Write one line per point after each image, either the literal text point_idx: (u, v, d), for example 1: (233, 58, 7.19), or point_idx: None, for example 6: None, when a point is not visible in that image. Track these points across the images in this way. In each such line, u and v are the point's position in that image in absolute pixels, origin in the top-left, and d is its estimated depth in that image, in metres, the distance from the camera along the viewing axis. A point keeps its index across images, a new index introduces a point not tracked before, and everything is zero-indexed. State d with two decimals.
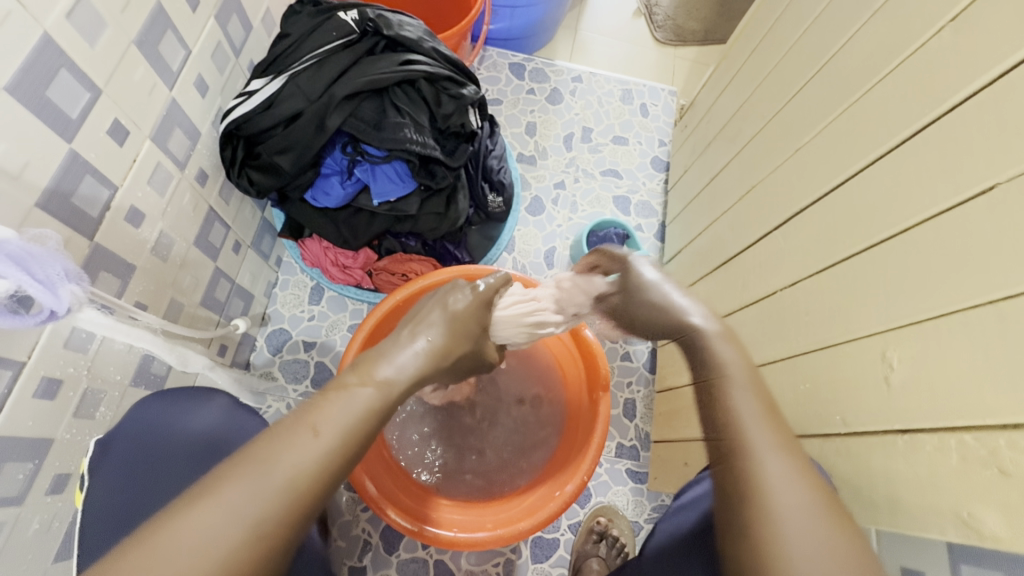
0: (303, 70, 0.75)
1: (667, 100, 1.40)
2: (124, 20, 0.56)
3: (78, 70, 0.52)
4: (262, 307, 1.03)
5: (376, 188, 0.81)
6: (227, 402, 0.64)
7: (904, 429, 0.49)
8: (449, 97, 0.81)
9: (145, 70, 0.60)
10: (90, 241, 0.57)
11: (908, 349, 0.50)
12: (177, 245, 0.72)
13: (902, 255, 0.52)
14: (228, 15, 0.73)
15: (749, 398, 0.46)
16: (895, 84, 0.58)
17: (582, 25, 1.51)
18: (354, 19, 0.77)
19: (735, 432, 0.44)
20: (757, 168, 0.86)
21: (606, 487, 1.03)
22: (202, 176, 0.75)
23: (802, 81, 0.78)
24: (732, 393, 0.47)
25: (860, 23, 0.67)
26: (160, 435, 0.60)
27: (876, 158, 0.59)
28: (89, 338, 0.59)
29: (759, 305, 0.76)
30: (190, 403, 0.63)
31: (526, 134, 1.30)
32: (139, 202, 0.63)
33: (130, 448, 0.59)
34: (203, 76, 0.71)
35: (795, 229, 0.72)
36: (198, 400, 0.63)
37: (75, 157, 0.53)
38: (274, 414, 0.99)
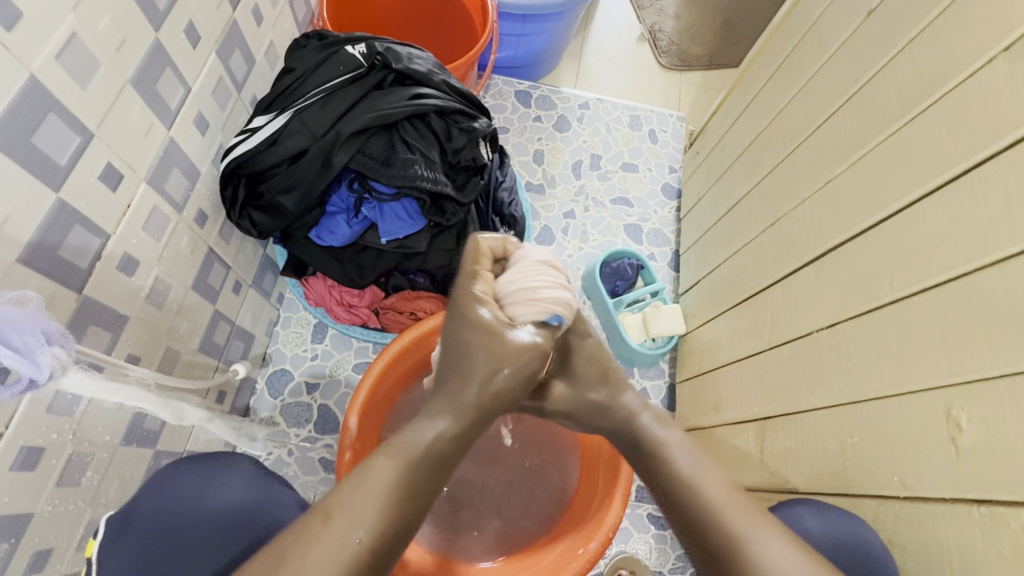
0: (308, 107, 0.72)
1: (676, 126, 1.37)
2: (119, 59, 0.52)
3: (69, 114, 0.48)
4: (263, 347, 0.99)
5: (384, 227, 0.77)
6: (247, 470, 0.59)
7: (980, 498, 0.44)
8: (460, 130, 0.78)
9: (141, 109, 0.57)
10: (78, 294, 0.53)
11: (980, 407, 0.45)
12: (174, 290, 0.68)
13: (966, 302, 0.48)
14: (231, 50, 0.70)
15: (714, 481, 0.48)
16: (943, 116, 0.55)
17: (588, 52, 1.50)
18: (362, 52, 0.75)
19: (716, 521, 0.45)
20: (782, 198, 0.83)
21: (628, 534, 0.96)
22: (201, 217, 0.71)
23: (830, 109, 0.75)
24: (698, 479, 0.48)
25: (895, 51, 0.65)
26: (183, 512, 0.55)
27: (925, 194, 0.56)
28: (76, 399, 0.54)
29: (794, 345, 0.72)
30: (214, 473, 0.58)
31: (533, 162, 1.27)
32: (133, 249, 0.59)
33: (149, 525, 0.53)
34: (203, 113, 0.67)
35: (830, 265, 0.68)
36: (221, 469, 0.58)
37: (63, 206, 0.49)
38: (274, 463, 0.93)
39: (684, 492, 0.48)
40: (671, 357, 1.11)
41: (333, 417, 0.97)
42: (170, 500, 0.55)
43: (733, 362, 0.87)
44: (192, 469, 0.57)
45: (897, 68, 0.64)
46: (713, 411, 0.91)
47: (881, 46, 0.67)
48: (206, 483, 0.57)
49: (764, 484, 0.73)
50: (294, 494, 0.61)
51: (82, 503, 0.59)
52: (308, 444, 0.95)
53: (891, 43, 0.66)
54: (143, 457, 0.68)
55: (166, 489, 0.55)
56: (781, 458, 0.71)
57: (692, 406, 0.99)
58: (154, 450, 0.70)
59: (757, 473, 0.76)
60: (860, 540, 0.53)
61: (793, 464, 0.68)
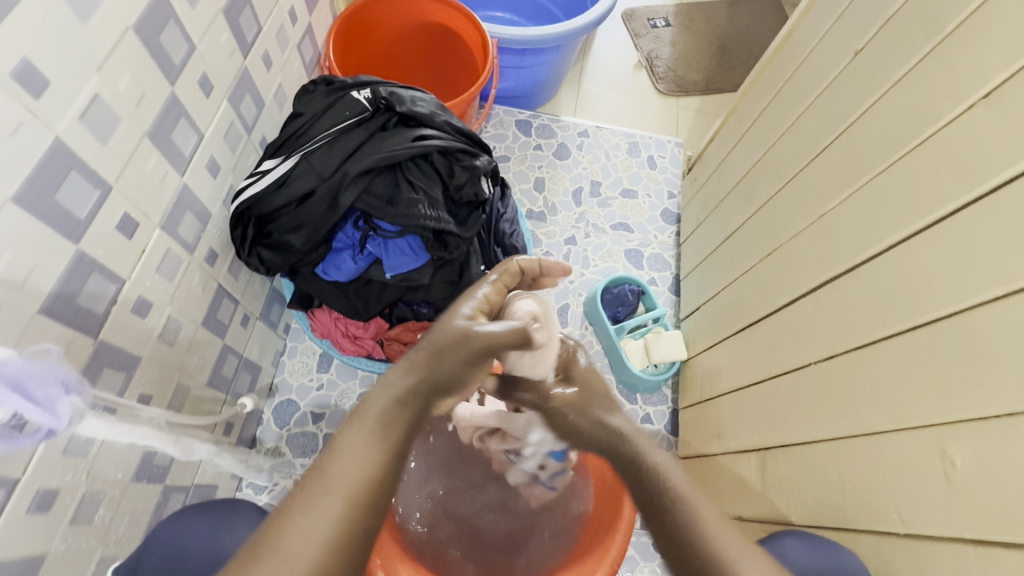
0: (315, 149, 0.74)
1: (674, 151, 1.40)
2: (137, 114, 0.55)
3: (90, 170, 0.51)
4: (270, 378, 1.00)
5: (389, 262, 0.79)
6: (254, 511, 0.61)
7: (975, 537, 0.45)
8: (462, 168, 0.80)
9: (157, 159, 0.59)
10: (95, 339, 0.54)
11: (973, 447, 0.46)
12: (185, 328, 0.70)
13: (957, 340, 0.50)
14: (242, 96, 0.73)
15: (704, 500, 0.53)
16: (928, 157, 0.57)
17: (586, 80, 1.53)
18: (367, 96, 0.78)
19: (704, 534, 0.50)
20: (777, 229, 0.85)
21: (633, 562, 0.96)
22: (212, 256, 0.73)
23: (821, 144, 0.77)
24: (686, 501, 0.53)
25: (882, 90, 0.67)
26: (198, 551, 0.56)
27: (915, 230, 0.57)
28: (90, 440, 0.56)
29: (792, 376, 0.73)
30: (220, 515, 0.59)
31: (534, 190, 1.30)
32: (147, 291, 0.61)
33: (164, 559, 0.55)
34: (215, 157, 0.70)
35: (826, 297, 0.69)
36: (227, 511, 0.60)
37: (82, 256, 0.51)
38: (281, 493, 0.94)
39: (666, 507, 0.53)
40: (673, 382, 1.12)
41: None
42: (183, 542, 0.56)
43: (734, 390, 0.88)
44: (203, 514, 0.59)
45: (883, 107, 0.66)
46: (715, 438, 0.91)
47: (869, 84, 0.69)
48: (217, 525, 0.58)
49: (766, 515, 0.74)
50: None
51: (94, 541, 0.60)
52: None
53: (877, 83, 0.68)
54: (153, 492, 0.70)
55: (179, 531, 0.57)
56: (781, 490, 0.71)
57: (695, 433, 1.00)
58: (163, 485, 0.71)
59: (759, 503, 0.76)
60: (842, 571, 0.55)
61: (793, 496, 0.69)
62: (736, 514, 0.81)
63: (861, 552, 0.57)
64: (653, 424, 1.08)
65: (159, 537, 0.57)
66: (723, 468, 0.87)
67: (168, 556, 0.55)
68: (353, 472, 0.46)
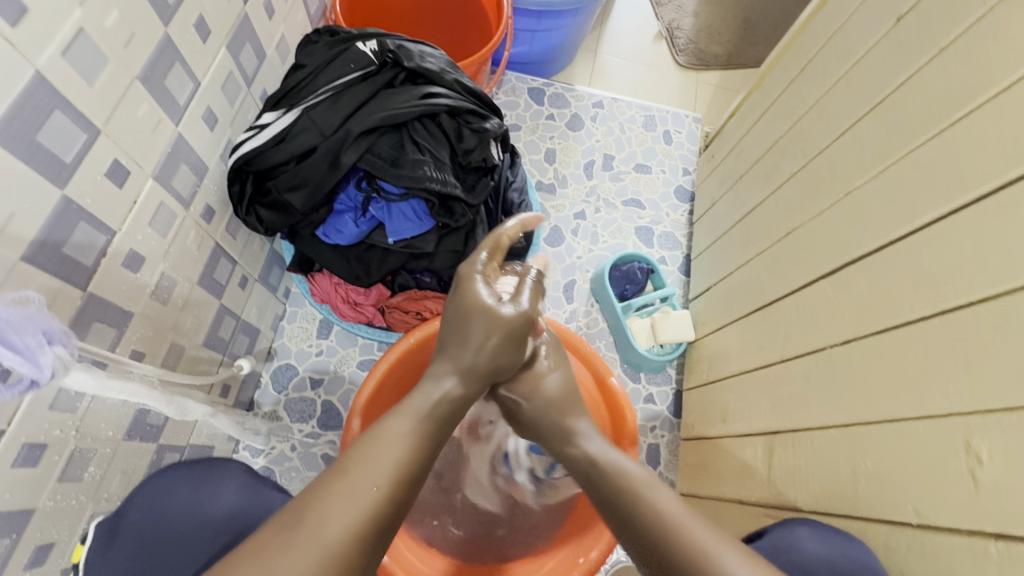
0: (317, 104, 0.71)
1: (691, 127, 1.35)
2: (127, 54, 0.52)
3: (75, 111, 0.48)
4: (268, 342, 0.98)
5: (391, 227, 0.76)
6: (243, 475, 0.60)
7: (997, 533, 0.43)
8: (471, 131, 0.76)
9: (149, 105, 0.56)
10: (83, 292, 0.52)
11: (999, 441, 0.44)
12: (180, 286, 0.68)
13: (988, 328, 0.47)
14: (241, 44, 0.69)
15: (665, 494, 0.51)
16: (970, 132, 0.54)
17: (603, 48, 1.47)
18: (374, 49, 0.73)
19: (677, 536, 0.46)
20: (798, 207, 0.81)
21: None
22: (208, 212, 0.71)
23: (852, 118, 0.73)
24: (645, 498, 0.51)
25: (925, 60, 0.63)
26: (176, 524, 0.54)
27: (955, 210, 0.53)
28: (78, 396, 0.54)
29: (805, 361, 0.70)
30: (208, 478, 0.58)
31: (544, 161, 1.25)
32: (139, 245, 0.59)
33: (145, 526, 0.54)
34: (212, 108, 0.66)
35: (848, 281, 0.66)
36: (214, 476, 0.58)
37: (68, 203, 0.49)
38: (277, 457, 0.93)
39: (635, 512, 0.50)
40: (678, 364, 1.10)
41: (338, 413, 0.97)
42: (165, 503, 0.55)
43: (743, 373, 0.86)
44: (188, 474, 0.58)
45: (926, 79, 0.62)
46: (719, 422, 0.90)
47: (911, 54, 0.65)
48: (205, 488, 0.57)
49: (768, 500, 0.72)
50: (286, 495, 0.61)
51: (85, 498, 0.60)
52: (311, 439, 0.94)
53: (920, 53, 0.64)
54: (147, 451, 0.69)
55: (160, 493, 0.56)
56: (787, 475, 0.70)
57: (698, 415, 0.98)
58: (157, 445, 0.70)
59: (762, 489, 0.74)
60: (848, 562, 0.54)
61: (800, 483, 0.67)
62: (737, 499, 0.79)
63: (871, 544, 0.55)
64: (655, 405, 1.06)
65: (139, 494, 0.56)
66: (728, 452, 0.85)
67: (145, 517, 0.54)
68: (383, 458, 0.44)
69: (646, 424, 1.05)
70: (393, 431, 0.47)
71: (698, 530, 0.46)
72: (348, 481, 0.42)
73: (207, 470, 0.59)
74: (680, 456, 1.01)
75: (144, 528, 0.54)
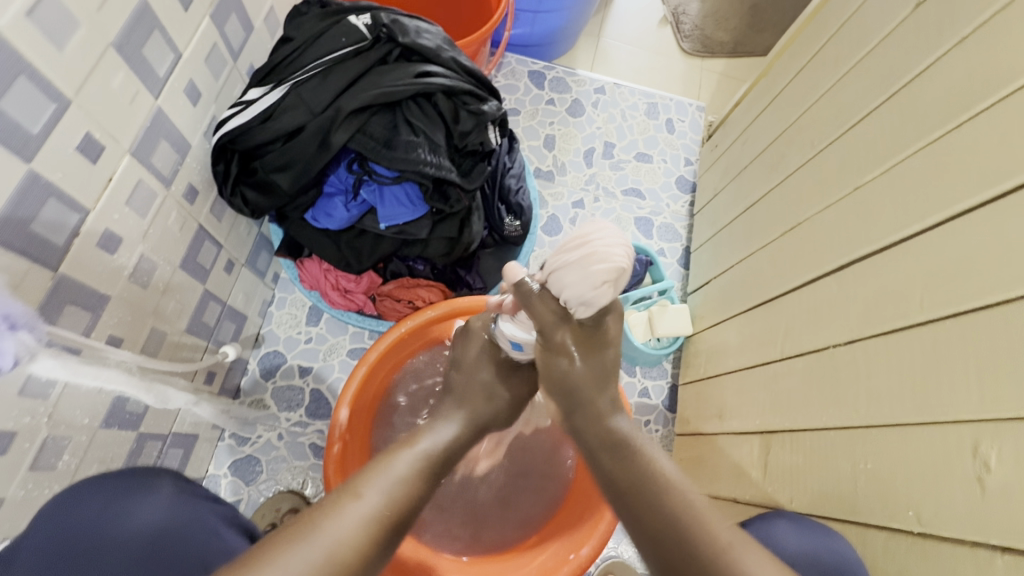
0: (306, 80, 0.68)
1: (694, 116, 1.31)
2: (101, 19, 0.48)
3: (42, 78, 0.44)
4: (256, 328, 0.96)
5: (383, 212, 0.73)
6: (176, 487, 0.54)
7: (1003, 544, 0.41)
8: (469, 113, 0.73)
9: (125, 76, 0.53)
10: (55, 273, 0.50)
11: (1010, 448, 0.42)
12: (161, 269, 0.65)
13: (999, 329, 0.45)
14: (227, 15, 0.65)
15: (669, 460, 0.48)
16: (990, 125, 0.51)
17: (606, 32, 1.43)
18: (367, 23, 0.70)
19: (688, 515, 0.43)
20: (804, 202, 0.79)
21: (620, 537, 0.94)
22: (191, 192, 0.67)
23: (865, 109, 0.70)
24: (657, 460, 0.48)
25: (943, 50, 0.60)
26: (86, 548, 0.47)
27: (971, 207, 0.51)
28: (51, 381, 0.52)
29: (807, 359, 0.69)
30: (131, 494, 0.51)
31: (544, 147, 1.22)
32: (116, 225, 0.56)
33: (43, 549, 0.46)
34: (195, 82, 0.63)
35: (855, 278, 0.64)
36: (140, 490, 0.52)
37: (36, 178, 0.46)
38: (264, 445, 0.91)
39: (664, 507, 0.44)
40: (675, 358, 1.08)
41: (326, 402, 0.95)
42: (72, 524, 0.48)
43: (741, 370, 0.84)
44: (111, 483, 0.51)
45: (942, 70, 0.59)
46: (716, 418, 0.88)
47: (929, 43, 0.62)
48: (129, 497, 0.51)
49: (764, 499, 0.71)
50: (221, 508, 0.56)
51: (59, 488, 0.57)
52: (299, 428, 0.92)
53: (939, 41, 0.61)
54: (126, 440, 0.66)
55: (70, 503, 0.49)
56: (785, 475, 0.68)
57: (694, 410, 0.96)
58: (137, 433, 0.68)
59: (758, 488, 0.73)
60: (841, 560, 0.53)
61: (796, 483, 0.66)
62: (732, 496, 0.78)
63: (870, 548, 0.54)
64: (650, 399, 1.04)
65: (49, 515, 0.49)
66: (723, 449, 0.84)
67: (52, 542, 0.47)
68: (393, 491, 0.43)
69: (640, 419, 1.03)
70: (404, 461, 0.46)
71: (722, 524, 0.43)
72: (354, 507, 0.41)
73: (134, 482, 0.52)
74: (674, 451, 0.99)
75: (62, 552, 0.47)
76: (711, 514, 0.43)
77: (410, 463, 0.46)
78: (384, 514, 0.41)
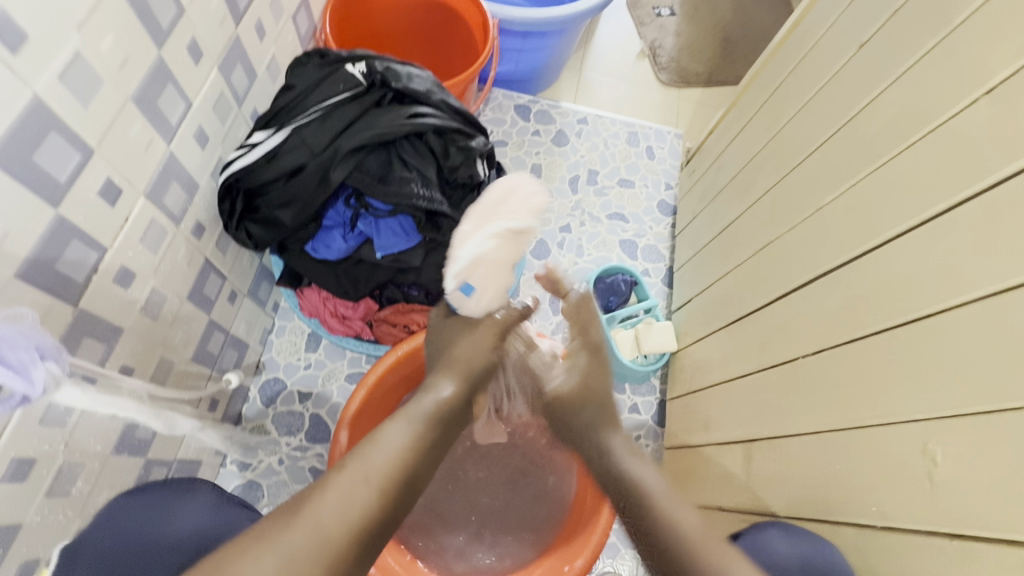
0: (307, 123, 0.73)
1: (673, 143, 1.39)
2: (122, 77, 0.53)
3: (70, 131, 0.49)
4: (256, 355, 0.99)
5: (379, 242, 0.78)
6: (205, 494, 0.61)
7: (954, 532, 0.45)
8: (458, 149, 0.78)
9: (142, 126, 0.58)
10: (74, 308, 0.53)
11: (955, 444, 0.46)
12: (170, 301, 0.69)
13: (943, 338, 0.50)
14: (233, 65, 0.71)
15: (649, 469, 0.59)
16: (928, 152, 0.57)
17: (587, 66, 1.51)
18: (362, 71, 0.76)
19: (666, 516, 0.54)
20: (772, 223, 0.84)
21: (614, 551, 0.96)
22: (198, 229, 0.72)
23: (821, 138, 0.76)
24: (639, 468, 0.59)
25: (886, 84, 0.66)
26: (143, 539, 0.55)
27: (912, 227, 0.57)
28: (69, 410, 0.55)
29: (780, 370, 0.73)
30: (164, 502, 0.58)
31: (531, 176, 1.28)
32: (130, 261, 0.60)
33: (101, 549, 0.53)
34: (203, 127, 0.68)
35: (819, 293, 0.69)
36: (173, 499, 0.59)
37: (62, 222, 0.50)
38: (265, 470, 0.93)
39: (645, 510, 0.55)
40: (662, 374, 1.12)
41: (325, 426, 0.97)
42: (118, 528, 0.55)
43: (722, 383, 0.88)
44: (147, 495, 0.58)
45: (885, 103, 0.66)
46: (701, 430, 0.92)
47: (874, 78, 0.69)
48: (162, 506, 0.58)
49: (748, 506, 0.74)
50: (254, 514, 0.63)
51: (71, 513, 0.60)
52: (299, 453, 0.95)
53: (882, 77, 0.68)
54: (135, 466, 0.69)
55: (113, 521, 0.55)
56: (765, 482, 0.72)
57: (681, 424, 1.00)
58: (145, 459, 0.71)
59: (742, 495, 0.76)
60: (820, 562, 0.56)
61: (776, 489, 0.69)
62: (719, 506, 0.81)
63: (843, 546, 0.57)
64: (640, 415, 1.08)
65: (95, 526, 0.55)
66: (709, 461, 0.87)
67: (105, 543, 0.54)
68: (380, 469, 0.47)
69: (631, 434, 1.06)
70: (393, 436, 0.50)
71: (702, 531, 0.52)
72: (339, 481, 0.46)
73: (171, 491, 0.59)
74: (665, 466, 1.02)
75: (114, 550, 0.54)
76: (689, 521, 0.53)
77: (399, 439, 0.50)
78: (368, 488, 0.46)
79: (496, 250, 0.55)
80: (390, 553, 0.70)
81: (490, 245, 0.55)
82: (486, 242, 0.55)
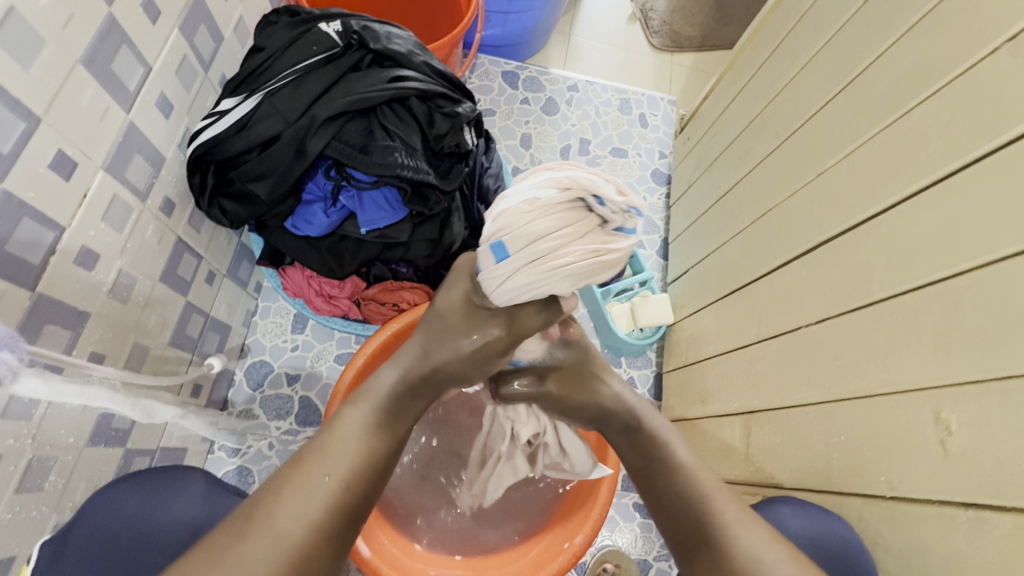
0: (279, 88, 0.68)
1: (667, 109, 1.34)
2: (66, 37, 0.48)
3: (10, 97, 0.44)
4: (240, 339, 0.95)
5: (364, 216, 0.74)
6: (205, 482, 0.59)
7: (967, 501, 0.44)
8: (443, 115, 0.74)
9: (95, 91, 0.52)
10: (32, 292, 0.49)
11: (968, 413, 0.45)
12: (140, 284, 0.65)
13: (953, 302, 0.48)
14: (195, 25, 0.65)
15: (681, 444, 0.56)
16: (942, 108, 0.54)
17: (576, 30, 1.45)
18: (337, 31, 0.71)
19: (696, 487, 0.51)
20: (772, 190, 0.81)
21: (613, 524, 0.96)
22: (168, 206, 0.67)
23: (824, 98, 0.73)
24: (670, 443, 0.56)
25: (894, 38, 0.63)
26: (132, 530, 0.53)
27: (923, 187, 0.54)
28: (33, 402, 0.52)
29: (780, 341, 0.71)
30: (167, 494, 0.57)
31: (520, 146, 1.24)
32: (92, 241, 0.56)
33: (94, 545, 0.52)
34: (166, 95, 0.63)
35: (823, 260, 0.67)
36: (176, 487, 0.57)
37: (9, 198, 0.46)
38: (254, 456, 0.90)
39: (666, 478, 0.53)
40: (658, 347, 1.10)
41: (315, 408, 0.95)
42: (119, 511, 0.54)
43: (720, 355, 0.87)
44: (144, 484, 0.56)
45: (896, 55, 0.62)
46: (700, 403, 0.90)
47: (881, 32, 0.65)
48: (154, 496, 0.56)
49: (749, 478, 0.74)
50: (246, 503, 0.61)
51: (46, 508, 0.57)
52: (289, 437, 0.92)
53: (889, 30, 0.64)
54: (113, 457, 0.66)
55: (109, 504, 0.54)
56: (766, 454, 0.71)
57: (679, 397, 0.99)
58: (124, 449, 0.67)
59: (742, 466, 0.75)
60: (830, 537, 0.55)
61: (777, 460, 0.68)
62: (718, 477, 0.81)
63: (847, 516, 0.56)
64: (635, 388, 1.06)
65: (90, 508, 0.54)
66: (707, 433, 0.86)
67: (97, 535, 0.52)
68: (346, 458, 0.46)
69: None
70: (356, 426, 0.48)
71: (728, 505, 0.50)
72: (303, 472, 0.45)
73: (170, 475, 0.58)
74: None
75: (100, 535, 0.52)
76: (715, 492, 0.51)
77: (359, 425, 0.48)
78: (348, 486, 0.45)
79: (543, 203, 0.38)
80: (382, 533, 0.68)
81: (546, 192, 0.38)
82: (542, 185, 0.38)
